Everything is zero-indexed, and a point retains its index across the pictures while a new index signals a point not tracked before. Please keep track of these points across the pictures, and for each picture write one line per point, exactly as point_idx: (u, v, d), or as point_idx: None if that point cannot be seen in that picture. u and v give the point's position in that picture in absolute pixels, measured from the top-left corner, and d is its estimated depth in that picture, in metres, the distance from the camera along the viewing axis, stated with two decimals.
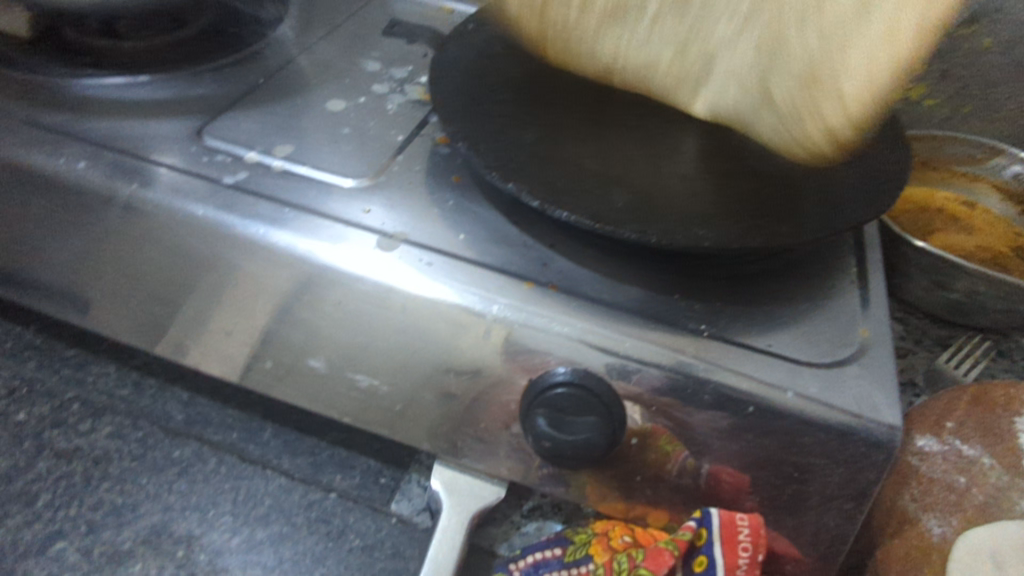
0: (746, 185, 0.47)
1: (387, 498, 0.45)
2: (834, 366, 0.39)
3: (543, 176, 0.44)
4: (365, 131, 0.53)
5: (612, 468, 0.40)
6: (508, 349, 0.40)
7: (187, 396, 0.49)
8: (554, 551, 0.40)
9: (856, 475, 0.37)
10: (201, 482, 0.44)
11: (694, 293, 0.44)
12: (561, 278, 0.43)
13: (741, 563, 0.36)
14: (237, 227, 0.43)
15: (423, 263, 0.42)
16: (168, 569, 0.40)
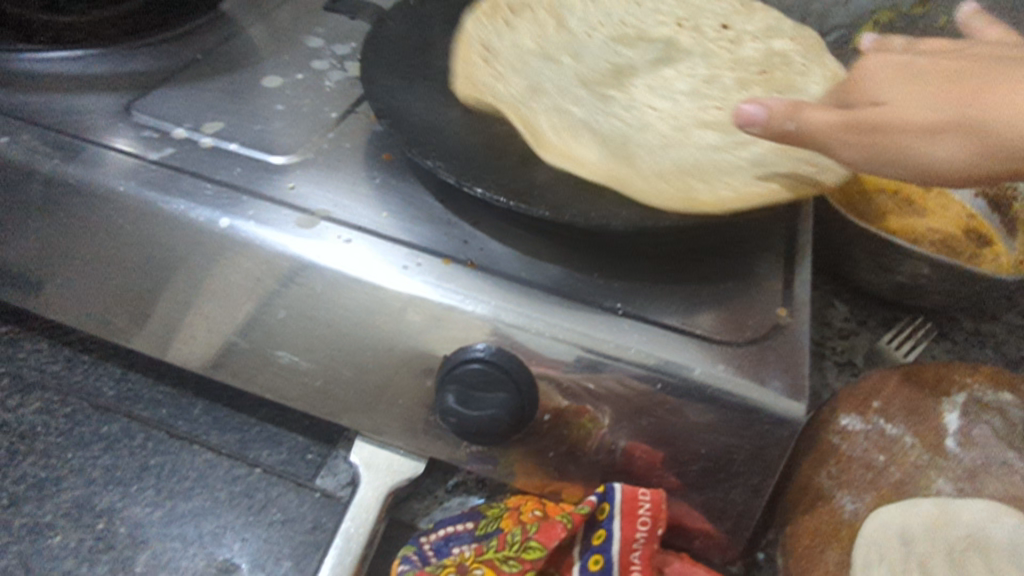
0: (675, 166, 0.46)
1: (312, 474, 0.45)
2: (747, 345, 0.39)
3: (463, 153, 0.43)
4: (299, 108, 0.52)
5: (526, 445, 0.41)
6: (424, 327, 0.40)
7: (119, 371, 0.50)
8: (465, 524, 0.41)
9: (762, 451, 0.37)
10: (127, 456, 0.45)
11: (616, 271, 0.43)
12: (481, 257, 0.43)
13: (639, 537, 0.39)
14: (157, 204, 0.43)
15: (342, 240, 0.42)
16: (87, 542, 0.41)
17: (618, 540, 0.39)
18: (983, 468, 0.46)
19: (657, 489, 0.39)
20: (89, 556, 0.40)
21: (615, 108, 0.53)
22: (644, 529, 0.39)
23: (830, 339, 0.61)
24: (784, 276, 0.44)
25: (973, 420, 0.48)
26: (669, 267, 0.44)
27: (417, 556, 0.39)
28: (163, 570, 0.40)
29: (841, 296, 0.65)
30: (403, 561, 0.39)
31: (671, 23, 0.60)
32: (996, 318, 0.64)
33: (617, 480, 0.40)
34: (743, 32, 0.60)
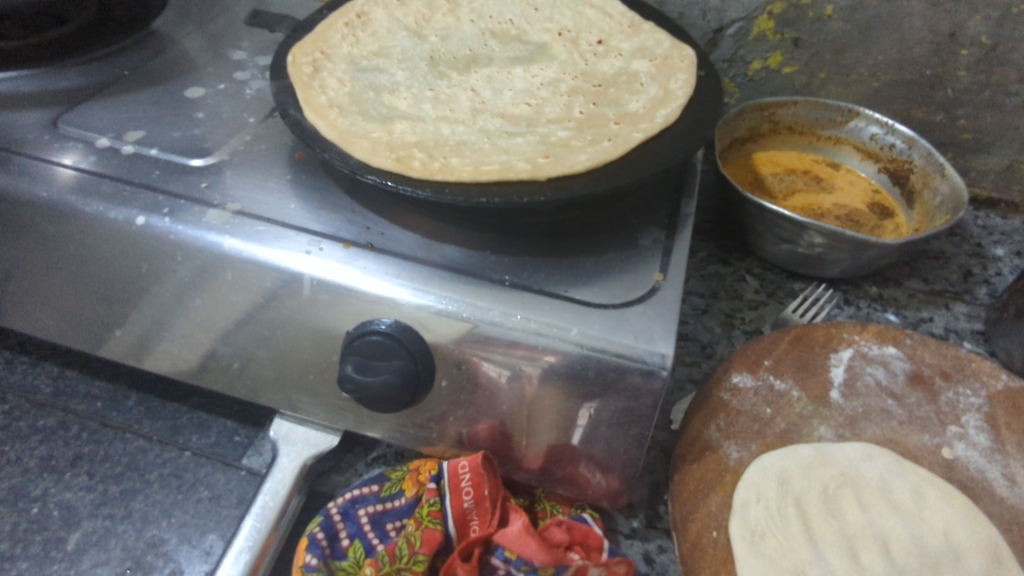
0: (561, 137, 0.49)
1: (239, 454, 0.48)
2: (624, 307, 0.43)
3: (367, 140, 0.46)
4: (219, 115, 0.56)
5: (427, 411, 0.44)
6: (326, 306, 0.43)
7: (57, 370, 0.52)
8: (371, 487, 0.45)
9: (637, 402, 0.40)
10: (62, 446, 0.48)
11: (509, 250, 0.47)
12: (381, 240, 0.46)
13: (466, 503, 0.43)
14: (77, 206, 0.46)
15: (252, 231, 0.45)
16: (22, 525, 0.43)
17: (452, 513, 0.44)
18: (863, 415, 0.50)
19: (473, 455, 0.43)
20: (24, 538, 0.43)
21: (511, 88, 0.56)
22: (468, 496, 0.43)
23: (741, 310, 0.65)
24: (664, 246, 0.48)
25: (858, 372, 0.51)
26: (557, 244, 0.48)
27: (319, 539, 0.42)
28: (93, 547, 0.43)
29: (753, 272, 0.69)
30: (308, 549, 0.41)
31: (554, 31, 0.63)
32: (898, 285, 0.68)
33: (461, 438, 0.45)
34: (654, 16, 0.63)
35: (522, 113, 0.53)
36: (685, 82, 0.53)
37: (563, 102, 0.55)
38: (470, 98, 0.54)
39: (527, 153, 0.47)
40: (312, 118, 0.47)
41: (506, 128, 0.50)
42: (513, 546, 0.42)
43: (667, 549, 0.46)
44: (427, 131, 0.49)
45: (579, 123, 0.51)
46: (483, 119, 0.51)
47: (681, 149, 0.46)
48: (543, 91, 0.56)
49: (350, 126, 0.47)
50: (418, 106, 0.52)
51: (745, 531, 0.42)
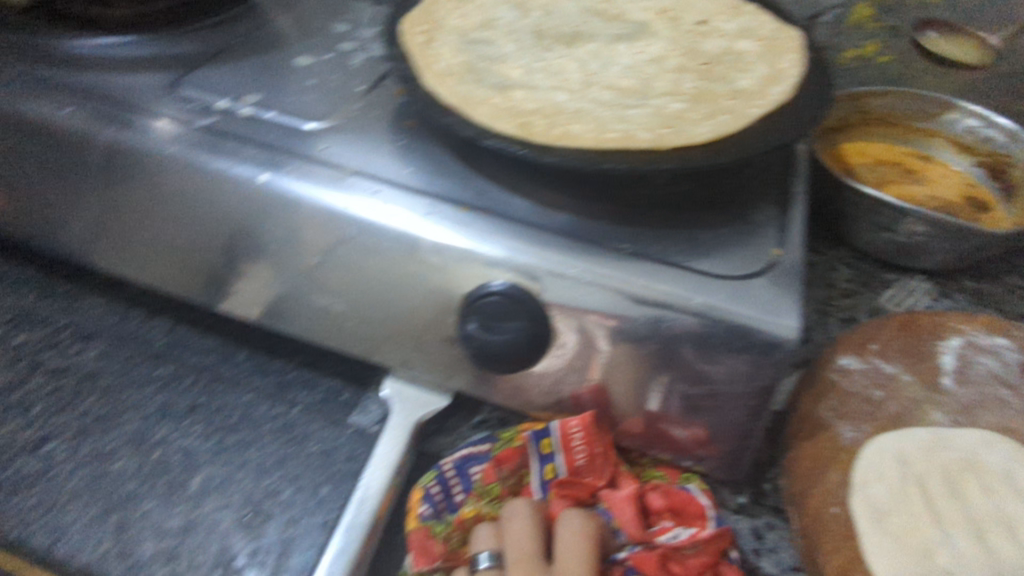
0: (676, 109, 0.49)
1: (346, 412, 0.49)
2: (743, 279, 0.42)
3: (488, 106, 0.47)
4: (329, 83, 0.57)
5: (541, 375, 0.44)
6: (446, 267, 0.43)
7: (170, 324, 0.53)
8: (482, 446, 0.44)
9: (759, 372, 0.40)
10: (179, 395, 0.49)
11: (623, 219, 0.47)
12: (498, 204, 0.46)
13: (579, 461, 0.41)
14: (204, 162, 0.48)
15: (371, 191, 0.46)
16: (146, 468, 0.45)
17: (565, 470, 0.42)
18: (978, 404, 0.48)
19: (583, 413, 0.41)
20: (149, 478, 0.44)
21: (619, 62, 0.56)
22: (581, 454, 0.41)
23: (834, 298, 0.64)
24: (778, 223, 0.48)
25: (969, 360, 0.50)
26: (671, 214, 0.47)
27: (434, 493, 0.42)
28: (213, 493, 0.44)
29: (844, 262, 0.68)
30: (421, 501, 0.42)
31: (653, 11, 0.63)
32: (994, 280, 0.66)
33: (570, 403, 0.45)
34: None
35: (632, 86, 0.53)
36: (796, 62, 0.53)
37: (670, 78, 0.54)
38: (579, 70, 0.54)
39: (646, 124, 0.47)
40: (433, 84, 0.48)
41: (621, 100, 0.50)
42: (616, 505, 0.41)
43: (775, 526, 0.45)
44: (543, 99, 0.49)
45: (691, 97, 0.51)
46: (594, 90, 0.51)
47: (802, 126, 0.46)
48: (649, 67, 0.56)
49: (469, 93, 0.48)
50: (530, 76, 0.53)
51: (867, 508, 0.41)
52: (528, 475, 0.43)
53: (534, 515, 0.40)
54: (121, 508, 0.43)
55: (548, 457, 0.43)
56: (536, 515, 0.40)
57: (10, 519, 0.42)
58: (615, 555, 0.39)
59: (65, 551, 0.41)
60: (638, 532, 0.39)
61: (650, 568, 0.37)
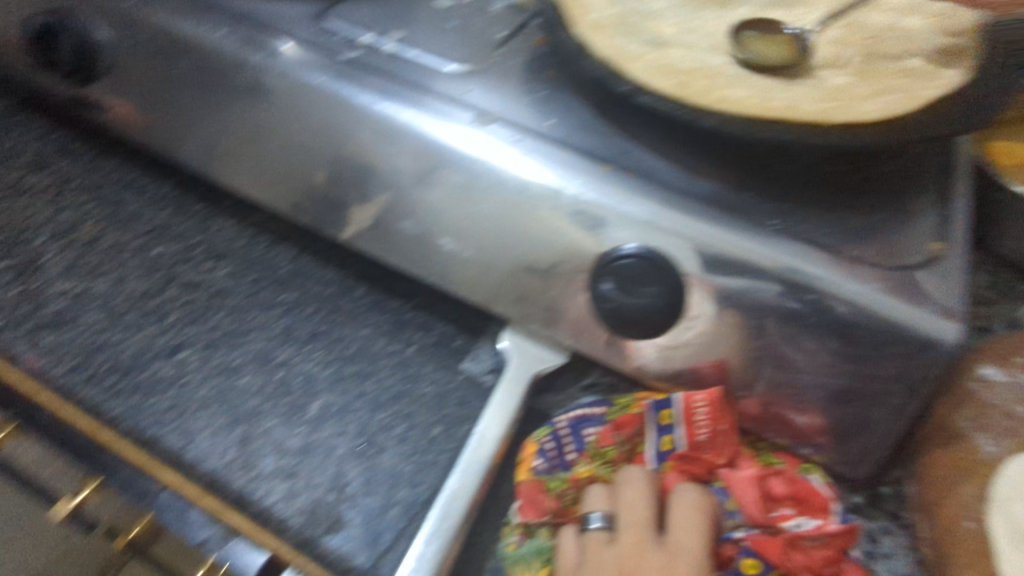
0: (839, 84, 0.46)
1: (459, 358, 0.49)
2: (901, 270, 0.40)
3: (644, 63, 0.45)
4: (470, 27, 0.56)
5: (667, 346, 0.43)
6: (584, 226, 0.43)
7: (293, 252, 0.55)
8: (597, 409, 0.43)
9: (909, 367, 0.38)
10: (301, 322, 0.50)
11: (770, 194, 0.44)
12: (641, 166, 0.45)
13: (701, 437, 0.40)
14: (351, 96, 0.48)
15: (513, 139, 0.46)
16: (270, 386, 0.46)
17: (683, 444, 0.40)
18: None
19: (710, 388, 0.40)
20: (272, 397, 0.46)
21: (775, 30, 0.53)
22: (704, 431, 0.39)
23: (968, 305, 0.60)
24: (938, 216, 0.45)
25: None
26: (822, 195, 0.45)
27: (548, 449, 0.41)
28: (331, 419, 0.45)
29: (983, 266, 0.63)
30: (535, 454, 0.41)
31: None
32: None
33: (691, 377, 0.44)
34: None
35: (790, 55, 0.50)
36: (974, 45, 0.49)
37: (831, 50, 0.51)
38: (734, 33, 0.52)
39: (809, 96, 0.44)
40: (586, 36, 0.47)
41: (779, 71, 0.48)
42: (737, 486, 0.39)
43: (891, 532, 0.43)
44: (699, 61, 0.47)
45: (853, 74, 0.48)
46: (749, 57, 0.49)
47: (983, 114, 0.43)
48: (808, 37, 0.53)
49: (623, 47, 0.46)
50: (684, 35, 0.51)
51: (1009, 529, 0.38)
52: (642, 444, 0.42)
53: (650, 483, 0.39)
54: (247, 421, 0.45)
55: (666, 429, 0.41)
56: (652, 485, 0.39)
57: (145, 418, 0.44)
58: (729, 534, 0.38)
59: (192, 457, 0.43)
60: (759, 516, 0.38)
61: (774, 553, 0.36)
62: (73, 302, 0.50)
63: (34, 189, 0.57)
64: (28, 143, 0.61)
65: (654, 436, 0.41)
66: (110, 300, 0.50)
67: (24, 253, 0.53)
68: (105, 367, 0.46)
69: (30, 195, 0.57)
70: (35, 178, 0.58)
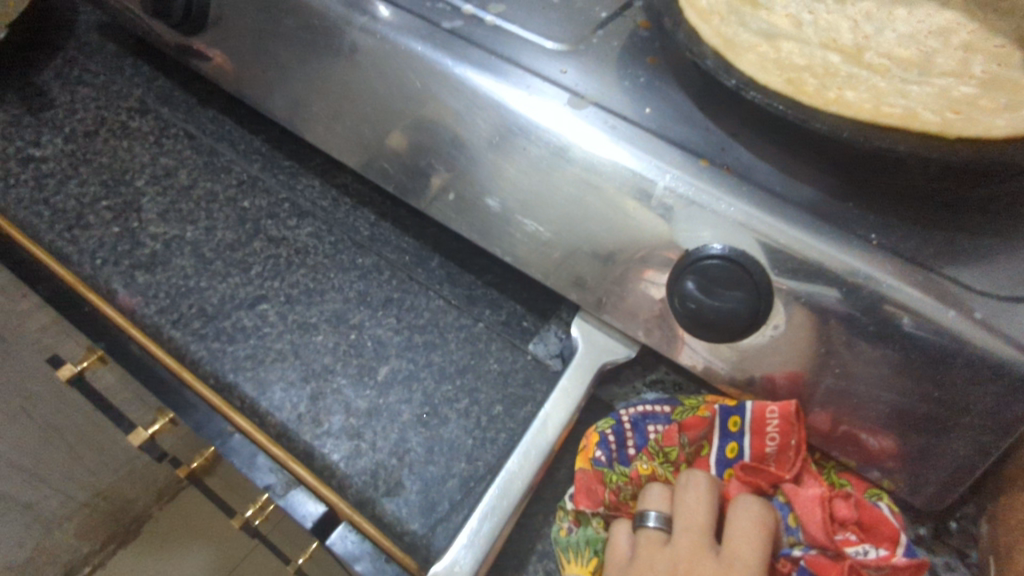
0: (965, 92, 0.43)
1: (526, 339, 0.49)
2: (1010, 302, 0.37)
3: (754, 56, 0.43)
4: (572, 4, 0.55)
5: (743, 351, 0.42)
6: (672, 221, 0.42)
7: (374, 217, 0.56)
8: (663, 407, 0.43)
9: (1006, 407, 0.36)
10: (376, 286, 0.51)
11: (873, 206, 0.42)
12: (737, 164, 0.44)
13: (769, 451, 0.39)
14: (448, 66, 0.48)
15: (608, 126, 0.45)
16: (342, 347, 0.48)
17: (749, 454, 0.40)
18: None
19: (785, 403, 0.39)
20: (344, 357, 0.47)
21: (897, 30, 0.50)
22: (773, 444, 0.38)
23: None
24: None
25: None
26: (928, 212, 0.42)
27: (609, 441, 0.41)
28: (398, 385, 0.46)
29: None
30: (597, 445, 0.41)
31: None
32: None
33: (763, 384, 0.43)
34: None
35: (910, 59, 0.47)
36: None
37: (957, 56, 0.48)
38: (851, 31, 0.49)
39: (930, 104, 0.41)
40: (696, 20, 0.45)
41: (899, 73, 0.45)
42: (800, 503, 0.38)
43: (954, 568, 0.42)
44: (814, 56, 0.45)
45: (982, 82, 0.45)
46: (867, 57, 0.46)
47: None
48: (931, 41, 0.49)
49: (733, 37, 0.44)
50: (798, 28, 0.48)
51: None
52: (706, 448, 0.41)
53: (712, 490, 0.37)
54: (318, 378, 0.46)
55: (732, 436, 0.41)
56: (714, 491, 0.38)
57: (225, 364, 0.46)
58: (786, 551, 0.37)
59: (267, 406, 0.44)
60: (821, 537, 0.36)
61: None
62: (166, 246, 0.52)
63: (136, 133, 0.60)
64: (134, 88, 0.63)
65: (719, 443, 0.41)
66: (200, 247, 0.52)
67: (124, 194, 0.55)
68: (191, 311, 0.48)
69: (133, 138, 0.59)
70: (139, 122, 0.60)
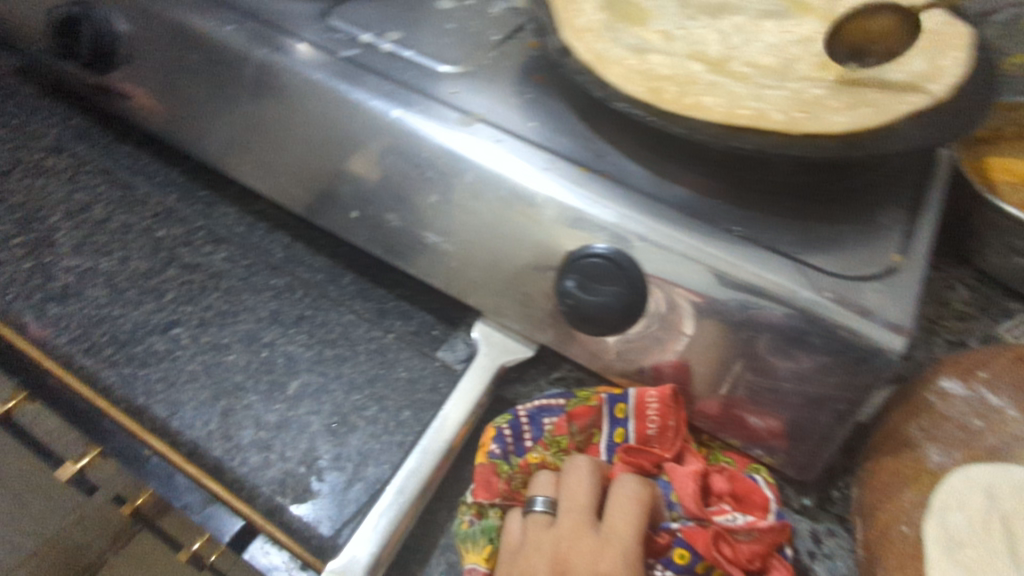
0: (818, 95, 0.47)
1: (435, 346, 0.52)
2: (856, 281, 0.41)
3: (622, 70, 0.46)
4: (467, 29, 0.58)
5: (626, 343, 0.45)
6: (552, 224, 0.44)
7: (287, 239, 0.58)
8: (558, 400, 0.45)
9: (856, 377, 0.38)
10: (288, 305, 0.53)
11: (739, 201, 0.46)
12: (614, 170, 0.47)
13: (650, 432, 0.42)
14: (344, 92, 0.50)
15: (495, 140, 0.47)
16: (254, 364, 0.49)
17: (634, 438, 0.42)
18: None
19: (663, 387, 0.41)
20: (255, 374, 0.49)
21: (763, 40, 0.54)
22: (654, 426, 0.41)
23: (944, 318, 0.60)
24: (905, 229, 0.45)
25: None
26: (788, 204, 0.46)
27: (505, 435, 0.43)
28: (309, 398, 0.48)
29: (965, 282, 0.64)
30: (493, 439, 0.43)
31: None
32: None
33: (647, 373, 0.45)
34: None
35: (772, 66, 0.51)
36: (959, 60, 0.48)
37: (815, 62, 0.52)
38: (719, 43, 0.53)
39: (780, 105, 0.45)
40: (570, 39, 0.48)
41: (759, 80, 0.49)
42: (678, 479, 0.41)
43: (835, 533, 0.45)
44: (679, 67, 0.49)
45: (833, 85, 0.49)
46: (731, 66, 0.50)
47: (952, 130, 0.43)
48: (794, 49, 0.53)
49: (604, 52, 0.48)
50: (669, 43, 0.52)
51: (941, 535, 0.40)
52: (596, 434, 0.44)
53: (594, 472, 0.40)
54: (229, 396, 0.48)
55: (620, 422, 0.43)
56: (595, 474, 0.40)
57: (137, 388, 0.47)
58: (666, 525, 0.39)
59: (178, 425, 0.46)
60: (696, 509, 0.39)
61: (702, 544, 0.38)
62: (80, 278, 0.53)
63: (52, 170, 0.61)
64: (49, 127, 0.65)
65: (607, 429, 0.44)
66: (114, 277, 0.54)
67: (38, 231, 0.56)
68: (103, 339, 0.50)
69: (48, 176, 0.61)
70: (55, 161, 0.62)
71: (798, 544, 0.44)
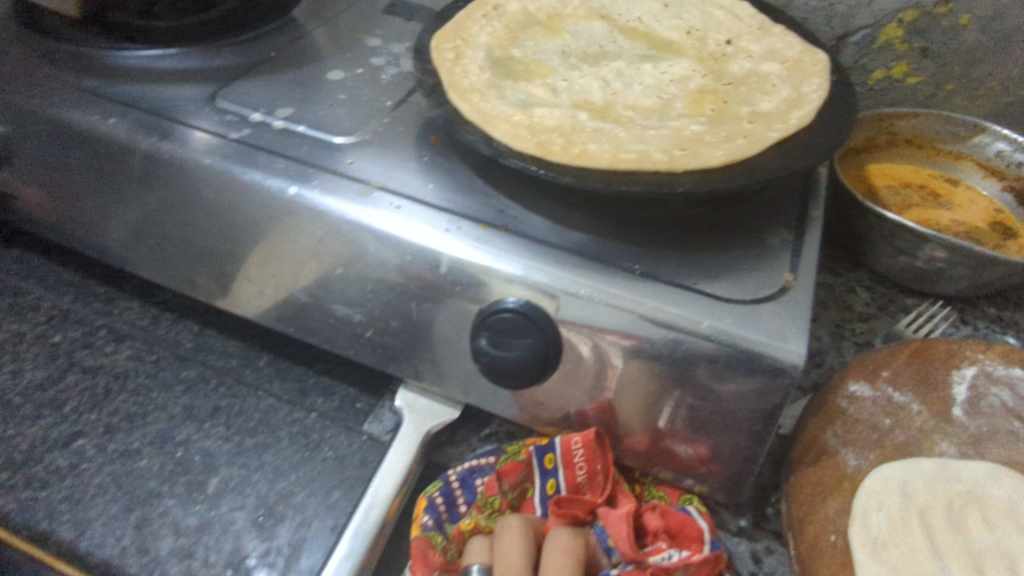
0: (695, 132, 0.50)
1: (361, 420, 0.50)
2: (753, 303, 0.42)
3: (509, 127, 0.48)
4: (360, 97, 0.59)
5: (548, 391, 0.45)
6: (459, 284, 0.44)
7: (196, 327, 0.56)
8: (488, 459, 0.45)
9: (766, 395, 0.40)
10: (202, 396, 0.51)
11: (636, 241, 0.47)
12: (514, 223, 0.48)
13: (579, 479, 0.42)
14: (237, 174, 0.49)
15: (394, 207, 0.47)
16: (169, 466, 0.47)
17: (565, 487, 0.43)
18: (987, 435, 0.48)
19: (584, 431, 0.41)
20: (171, 477, 0.46)
21: (643, 83, 0.57)
22: (582, 472, 0.42)
23: (849, 322, 0.64)
24: (792, 247, 0.48)
25: (981, 392, 0.49)
26: (682, 238, 0.48)
27: (437, 504, 0.43)
28: (231, 492, 0.46)
29: (863, 284, 0.68)
30: (426, 511, 0.43)
31: (681, 30, 0.64)
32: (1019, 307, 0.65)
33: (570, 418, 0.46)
34: (781, 18, 0.63)
35: (651, 108, 0.54)
36: (819, 86, 0.52)
37: (691, 99, 0.55)
38: (601, 89, 0.56)
39: (661, 146, 0.47)
40: (456, 101, 0.49)
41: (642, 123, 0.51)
42: (611, 523, 0.41)
43: (774, 551, 0.46)
44: (564, 117, 0.50)
45: (709, 120, 0.52)
46: (613, 112, 0.53)
47: (818, 152, 0.46)
48: (671, 88, 0.56)
49: (490, 111, 0.49)
50: (554, 95, 0.54)
51: (865, 537, 0.41)
52: (528, 488, 0.44)
53: (526, 530, 0.40)
54: (143, 505, 0.45)
55: (550, 473, 0.44)
56: (527, 531, 0.40)
57: (39, 511, 0.44)
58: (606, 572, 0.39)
59: (87, 546, 0.43)
60: (631, 551, 0.39)
61: None
62: None
63: None
64: None
65: (537, 482, 0.44)
66: (6, 393, 0.51)
67: None
68: None
69: None
70: None
71: (739, 567, 0.45)
